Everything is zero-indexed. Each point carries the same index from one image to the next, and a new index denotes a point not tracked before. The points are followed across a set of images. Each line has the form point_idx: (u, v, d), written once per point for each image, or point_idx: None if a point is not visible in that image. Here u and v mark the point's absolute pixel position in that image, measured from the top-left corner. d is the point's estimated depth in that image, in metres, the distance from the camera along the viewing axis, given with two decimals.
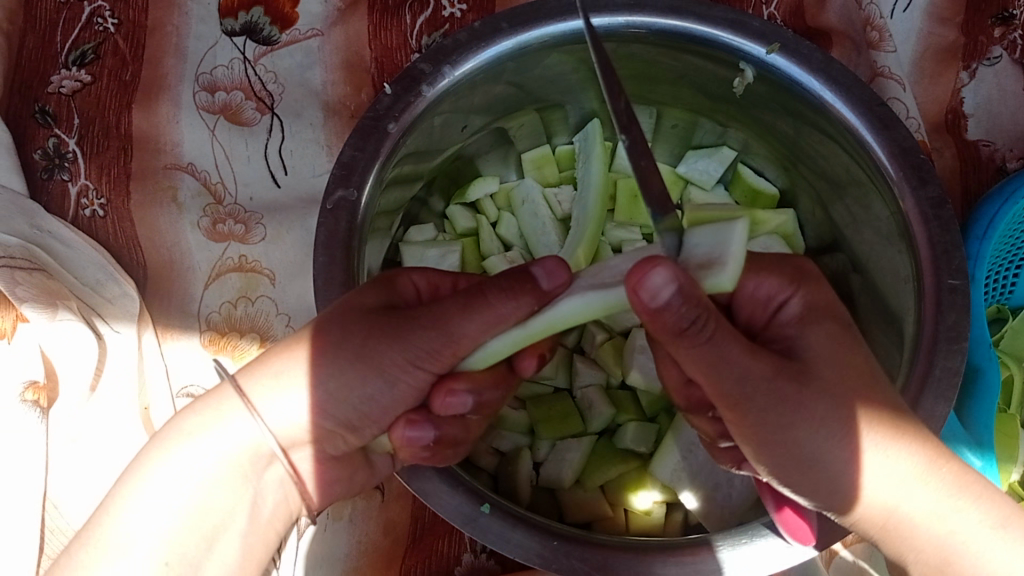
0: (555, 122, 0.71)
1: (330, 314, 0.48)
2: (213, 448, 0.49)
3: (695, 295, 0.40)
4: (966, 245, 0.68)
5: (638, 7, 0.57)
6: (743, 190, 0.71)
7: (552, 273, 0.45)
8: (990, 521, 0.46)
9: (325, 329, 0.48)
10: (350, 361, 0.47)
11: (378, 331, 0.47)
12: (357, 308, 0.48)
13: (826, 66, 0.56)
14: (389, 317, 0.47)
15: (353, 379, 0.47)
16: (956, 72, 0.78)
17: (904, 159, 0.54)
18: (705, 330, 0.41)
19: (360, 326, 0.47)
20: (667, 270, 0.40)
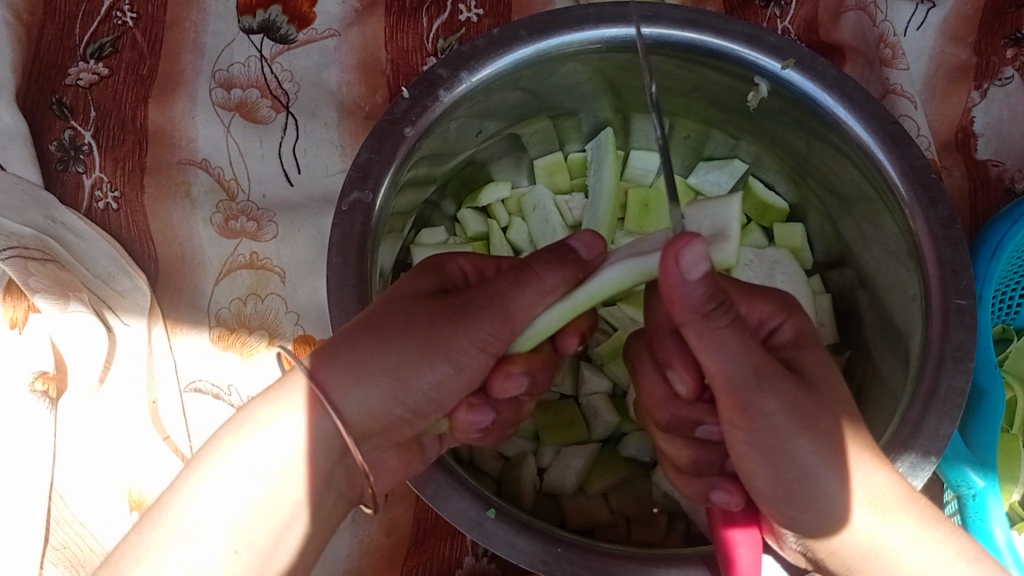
0: (568, 129, 0.72)
1: (378, 307, 0.49)
2: (283, 435, 0.47)
3: (717, 279, 0.42)
4: (974, 264, 0.69)
5: (655, 19, 0.57)
6: (753, 204, 0.72)
7: (590, 244, 0.50)
8: (963, 555, 0.48)
9: (379, 322, 0.48)
10: (419, 351, 0.47)
11: (441, 319, 0.48)
12: (408, 302, 0.49)
13: (840, 83, 0.57)
14: (445, 305, 0.48)
15: (412, 366, 0.48)
16: (967, 92, 0.78)
17: (916, 179, 0.54)
18: (725, 315, 0.43)
19: (421, 317, 0.48)
20: (701, 248, 0.41)
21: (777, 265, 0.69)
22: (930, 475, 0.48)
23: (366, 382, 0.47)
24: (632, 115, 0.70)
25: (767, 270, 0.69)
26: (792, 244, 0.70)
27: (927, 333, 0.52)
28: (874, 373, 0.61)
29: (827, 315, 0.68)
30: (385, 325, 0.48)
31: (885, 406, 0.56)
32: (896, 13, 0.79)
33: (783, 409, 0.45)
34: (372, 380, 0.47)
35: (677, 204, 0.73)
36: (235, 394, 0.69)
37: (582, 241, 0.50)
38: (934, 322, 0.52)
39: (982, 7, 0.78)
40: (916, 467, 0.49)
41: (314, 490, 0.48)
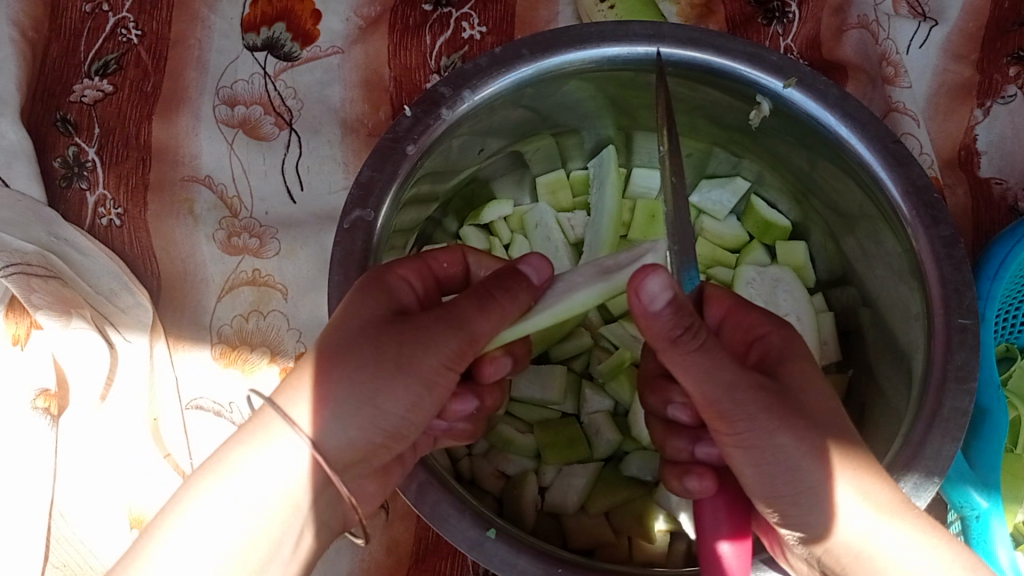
0: (570, 147, 0.72)
1: (329, 336, 0.48)
2: (267, 471, 0.45)
3: (687, 305, 0.45)
4: (977, 284, 0.68)
5: (658, 38, 0.58)
6: (755, 222, 0.71)
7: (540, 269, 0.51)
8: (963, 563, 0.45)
9: (337, 353, 0.46)
10: (391, 376, 0.46)
11: (403, 340, 0.47)
12: (358, 329, 0.47)
13: (841, 102, 0.57)
14: (404, 330, 0.47)
15: (372, 393, 0.46)
16: (970, 110, 0.78)
17: (918, 198, 0.54)
18: (696, 338, 0.45)
19: (376, 342, 0.47)
20: (665, 277, 0.44)
21: (778, 283, 0.69)
22: (935, 496, 0.48)
23: (341, 407, 0.46)
24: (635, 133, 0.70)
25: (769, 288, 0.69)
26: (795, 262, 0.70)
27: (930, 352, 0.52)
28: (878, 393, 0.60)
29: (830, 333, 0.68)
30: (350, 354, 0.46)
31: (888, 427, 0.56)
32: (898, 32, 0.79)
33: None
34: (352, 410, 0.46)
35: (681, 223, 0.74)
36: (237, 411, 0.69)
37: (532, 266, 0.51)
38: (937, 341, 0.52)
39: (984, 26, 0.78)
40: (919, 488, 0.48)
41: (301, 526, 0.47)
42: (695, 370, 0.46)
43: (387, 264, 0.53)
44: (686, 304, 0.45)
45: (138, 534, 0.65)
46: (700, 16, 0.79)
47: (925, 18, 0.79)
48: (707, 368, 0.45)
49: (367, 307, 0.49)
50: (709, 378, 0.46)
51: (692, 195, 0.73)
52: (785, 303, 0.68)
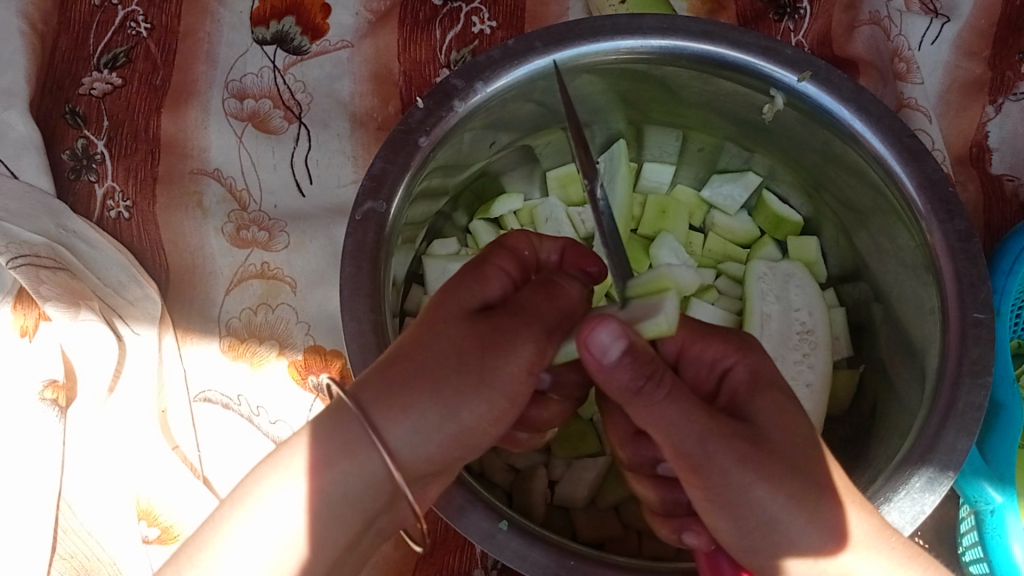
0: (581, 141, 0.71)
1: (412, 337, 0.45)
2: (267, 533, 0.43)
3: (645, 353, 0.43)
4: (991, 279, 0.68)
5: (671, 31, 0.57)
6: (766, 217, 0.71)
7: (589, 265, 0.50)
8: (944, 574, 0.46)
9: (417, 352, 0.44)
10: (475, 383, 0.44)
11: (487, 337, 0.45)
12: (443, 326, 0.46)
13: (856, 95, 0.56)
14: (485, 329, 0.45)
15: (453, 401, 0.44)
16: (982, 107, 0.78)
17: (933, 192, 0.54)
18: (660, 388, 0.44)
19: (458, 340, 0.45)
20: (614, 327, 0.43)
21: (790, 278, 0.69)
22: (949, 490, 0.48)
23: (423, 417, 0.43)
24: (646, 127, 0.70)
25: (781, 284, 0.69)
26: (806, 257, 0.70)
27: (944, 347, 0.51)
28: (889, 389, 0.60)
29: (841, 329, 0.68)
30: (434, 360, 0.44)
31: (901, 423, 0.55)
32: (910, 28, 0.79)
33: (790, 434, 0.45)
34: (432, 423, 0.44)
35: (691, 218, 0.73)
36: (245, 404, 0.68)
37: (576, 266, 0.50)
38: (952, 336, 0.51)
39: (996, 22, 0.78)
40: (933, 483, 0.48)
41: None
42: (659, 425, 0.44)
43: (483, 257, 0.51)
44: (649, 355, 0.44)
45: (146, 527, 0.64)
46: (711, 12, 0.79)
47: (936, 14, 0.79)
48: (673, 420, 0.44)
49: (456, 306, 0.47)
50: (675, 431, 0.44)
51: (702, 191, 0.73)
52: (796, 299, 0.68)
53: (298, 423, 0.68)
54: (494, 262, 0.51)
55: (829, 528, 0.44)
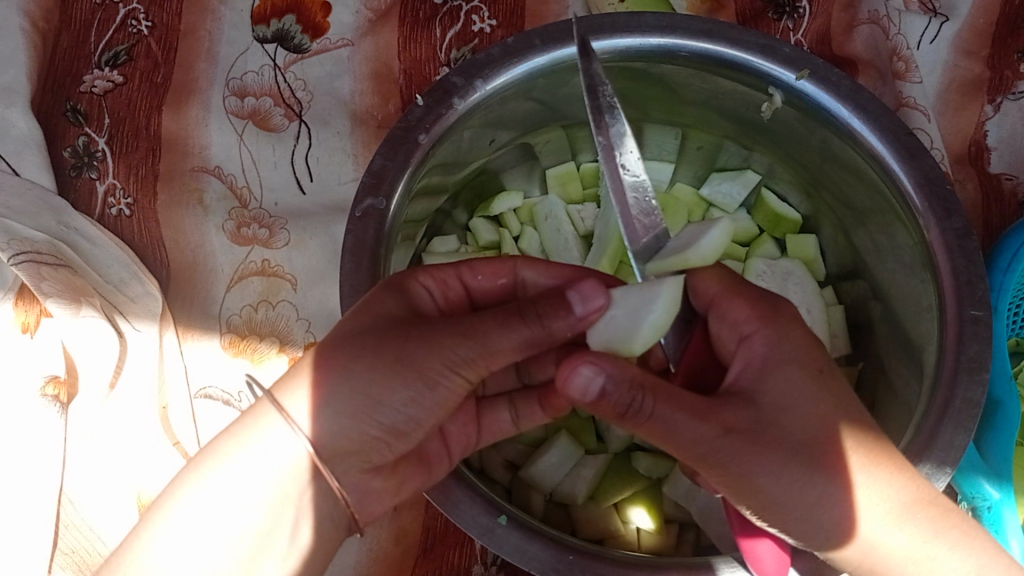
0: (580, 139, 0.71)
1: (345, 324, 0.47)
2: (266, 465, 0.45)
3: (626, 378, 0.44)
4: (989, 277, 0.68)
5: (670, 29, 0.58)
6: (765, 215, 0.71)
7: (586, 298, 0.48)
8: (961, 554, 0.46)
9: (357, 330, 0.46)
10: (391, 368, 0.45)
11: (413, 329, 0.46)
12: (385, 314, 0.48)
13: (854, 94, 0.57)
14: (420, 323, 0.47)
15: (367, 385, 0.45)
16: (980, 106, 0.79)
17: (930, 190, 0.54)
18: (643, 409, 0.44)
19: (391, 327, 0.47)
20: (590, 365, 0.45)
21: (789, 276, 0.69)
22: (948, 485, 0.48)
23: (333, 395, 0.45)
24: (646, 125, 0.70)
25: (780, 281, 0.69)
26: (806, 255, 0.70)
27: (942, 344, 0.52)
28: (887, 386, 0.60)
29: (839, 326, 0.68)
30: (355, 341, 0.46)
31: (899, 420, 0.55)
32: (909, 27, 0.80)
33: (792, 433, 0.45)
34: (343, 399, 0.45)
35: (690, 217, 0.73)
36: (246, 399, 0.68)
37: (580, 293, 0.49)
38: (949, 332, 0.52)
39: (995, 22, 0.78)
40: (931, 478, 0.48)
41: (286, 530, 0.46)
42: (664, 438, 0.44)
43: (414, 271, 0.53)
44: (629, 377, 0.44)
45: None
46: (710, 11, 0.79)
47: (935, 14, 0.79)
48: (671, 432, 0.44)
49: (405, 301, 0.49)
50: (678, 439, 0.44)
51: (702, 188, 0.73)
52: (795, 296, 0.68)
53: None
54: (419, 280, 0.52)
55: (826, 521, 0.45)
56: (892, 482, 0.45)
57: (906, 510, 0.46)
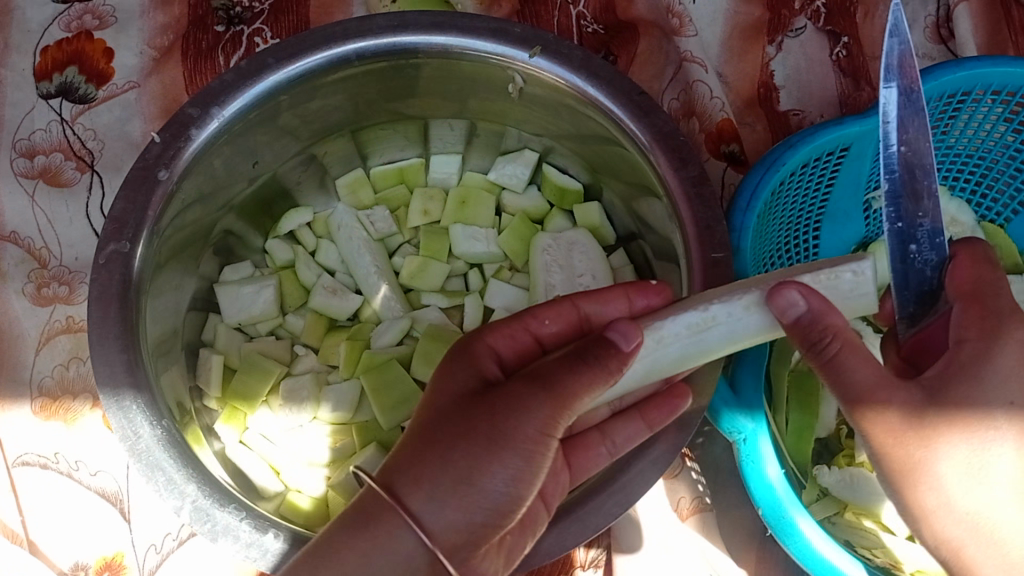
0: (369, 142, 0.70)
1: (498, 411, 0.42)
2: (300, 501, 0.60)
3: (821, 321, 0.44)
4: (730, 220, 0.56)
5: (402, 27, 0.57)
6: (550, 190, 0.70)
7: (628, 333, 0.43)
8: None
9: (411, 460, 0.41)
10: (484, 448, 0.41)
11: (501, 444, 0.41)
12: (516, 445, 0.41)
13: (586, 63, 0.56)
14: (536, 390, 0.41)
15: (535, 433, 0.41)
16: (763, 47, 0.80)
17: (666, 143, 0.55)
18: (831, 347, 0.44)
19: (479, 435, 0.41)
20: (798, 288, 0.45)
21: (574, 246, 0.66)
22: None
23: (504, 464, 0.41)
24: (430, 122, 0.69)
25: (565, 253, 0.66)
26: (591, 223, 0.68)
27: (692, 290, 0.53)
28: None
29: None
30: (503, 423, 0.41)
31: None
32: None
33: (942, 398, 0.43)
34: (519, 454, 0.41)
35: None
36: (63, 461, 0.68)
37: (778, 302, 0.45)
38: (695, 277, 0.53)
39: None
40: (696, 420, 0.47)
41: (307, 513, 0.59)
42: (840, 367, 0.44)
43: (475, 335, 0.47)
44: (831, 323, 0.44)
45: None
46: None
47: None
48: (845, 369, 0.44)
49: (480, 431, 0.41)
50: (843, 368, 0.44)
51: (489, 173, 0.71)
52: (580, 265, 0.65)
53: (120, 472, 0.68)
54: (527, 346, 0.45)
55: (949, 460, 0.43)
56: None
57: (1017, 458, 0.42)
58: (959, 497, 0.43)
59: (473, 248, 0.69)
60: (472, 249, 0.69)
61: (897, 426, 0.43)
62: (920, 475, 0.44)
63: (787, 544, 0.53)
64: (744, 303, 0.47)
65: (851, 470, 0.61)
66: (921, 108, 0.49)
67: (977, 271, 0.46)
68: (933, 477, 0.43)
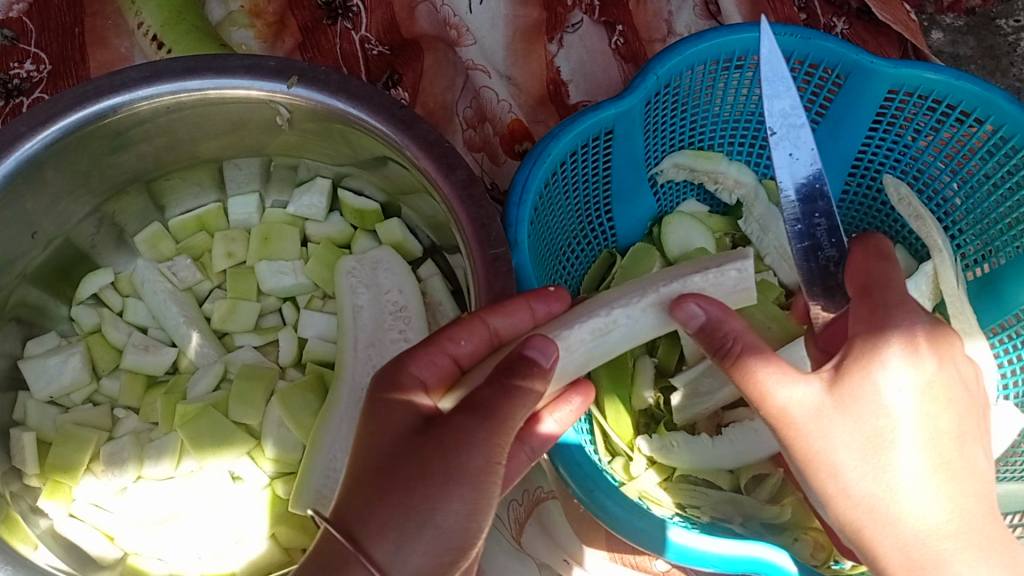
0: (165, 192, 0.70)
1: (435, 448, 0.40)
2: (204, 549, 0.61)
3: (716, 331, 0.48)
4: (507, 214, 0.58)
5: (155, 77, 0.57)
6: (349, 213, 0.70)
7: (545, 351, 0.44)
8: (948, 515, 0.45)
9: (365, 505, 0.40)
10: (442, 483, 0.40)
11: (461, 481, 0.40)
12: (465, 480, 0.40)
13: (343, 84, 0.57)
14: (481, 425, 0.40)
15: (491, 453, 0.40)
16: (544, 45, 0.81)
17: (433, 152, 0.56)
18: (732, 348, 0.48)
19: (434, 476, 0.40)
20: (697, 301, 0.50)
21: (378, 264, 0.67)
22: (951, 402, 0.46)
23: (463, 497, 0.40)
24: (224, 164, 0.70)
25: (370, 272, 0.67)
26: (395, 239, 0.69)
27: (475, 289, 0.53)
28: None
29: (444, 294, 0.67)
30: (440, 462, 0.40)
31: None
32: None
33: (848, 378, 0.46)
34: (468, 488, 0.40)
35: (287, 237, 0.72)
36: None
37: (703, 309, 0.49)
38: (477, 276, 0.53)
39: None
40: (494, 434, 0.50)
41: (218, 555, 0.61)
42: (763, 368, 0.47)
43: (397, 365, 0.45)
44: (729, 327, 0.48)
45: None
46: (276, 33, 0.81)
47: None
48: (762, 369, 0.47)
49: (437, 471, 0.40)
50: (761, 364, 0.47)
51: (287, 207, 0.71)
52: (385, 282, 0.66)
53: None
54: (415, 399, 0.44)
55: (857, 440, 0.46)
56: (923, 402, 0.45)
57: (912, 439, 0.45)
58: (857, 481, 0.46)
59: (279, 281, 0.69)
60: (279, 281, 0.69)
61: (790, 413, 0.47)
62: (825, 461, 0.46)
63: (592, 505, 0.56)
64: (636, 307, 0.54)
65: (670, 437, 0.65)
66: (799, 123, 0.54)
67: (866, 265, 0.49)
68: (837, 462, 0.46)
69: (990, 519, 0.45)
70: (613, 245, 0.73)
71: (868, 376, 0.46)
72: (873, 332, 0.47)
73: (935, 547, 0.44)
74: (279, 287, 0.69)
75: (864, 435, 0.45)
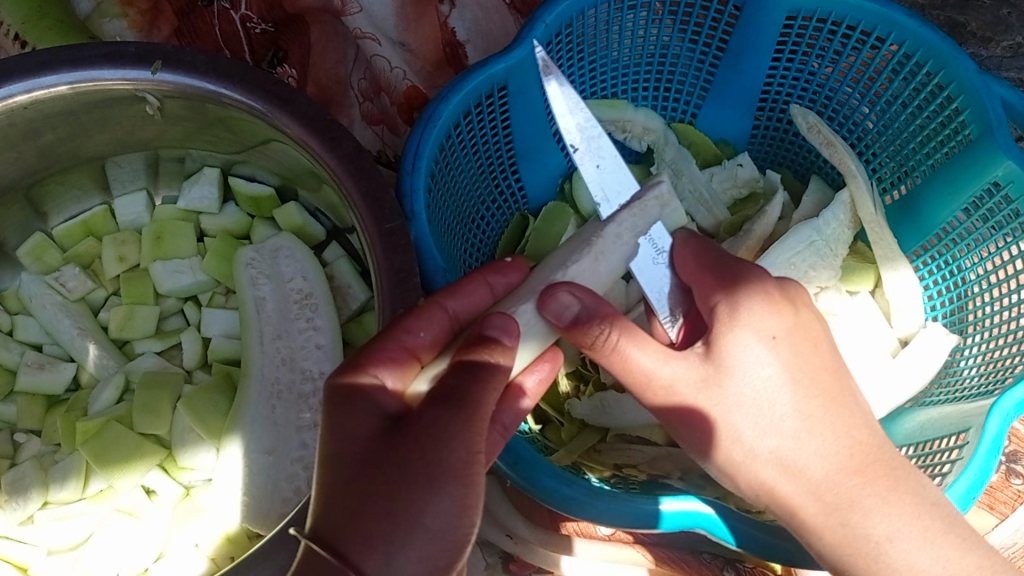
0: (46, 199, 0.66)
1: (413, 445, 0.37)
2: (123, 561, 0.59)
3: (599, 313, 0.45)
4: (401, 183, 0.55)
5: (5, 76, 0.53)
6: (244, 202, 0.66)
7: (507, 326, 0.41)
8: (842, 453, 0.46)
9: (343, 522, 0.36)
10: (423, 486, 0.36)
11: (442, 479, 0.36)
12: (451, 475, 0.36)
13: (212, 64, 0.54)
14: (457, 415, 0.37)
15: (469, 445, 0.37)
16: (435, 8, 0.77)
17: (315, 126, 0.52)
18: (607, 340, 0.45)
19: (414, 479, 0.36)
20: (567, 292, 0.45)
21: (278, 252, 0.63)
22: (813, 341, 0.48)
23: (447, 495, 0.36)
24: (106, 161, 0.66)
25: (270, 261, 0.63)
26: (294, 224, 0.65)
27: (372, 266, 0.49)
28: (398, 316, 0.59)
29: (353, 277, 0.64)
30: (419, 456, 0.36)
31: None
32: None
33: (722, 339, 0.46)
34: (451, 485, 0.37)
35: None
36: None
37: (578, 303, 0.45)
38: (373, 252, 0.49)
39: None
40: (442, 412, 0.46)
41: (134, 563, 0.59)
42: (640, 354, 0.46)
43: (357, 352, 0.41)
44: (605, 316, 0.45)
45: None
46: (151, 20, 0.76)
47: None
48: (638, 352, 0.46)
49: (417, 476, 0.36)
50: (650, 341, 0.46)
51: (178, 202, 0.67)
52: (286, 270, 0.62)
53: None
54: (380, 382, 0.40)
55: (745, 408, 0.47)
56: (792, 353, 0.47)
57: (787, 392, 0.46)
58: (758, 442, 0.47)
59: (177, 280, 0.65)
60: (177, 280, 0.65)
61: (677, 393, 0.47)
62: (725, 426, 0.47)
63: (532, 487, 0.54)
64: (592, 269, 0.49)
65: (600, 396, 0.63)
66: (596, 134, 0.51)
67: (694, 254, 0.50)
68: (734, 425, 0.47)
69: (880, 443, 0.48)
70: (523, 207, 0.71)
71: (737, 333, 0.46)
72: (740, 281, 0.48)
73: (844, 484, 0.46)
74: (177, 288, 0.65)
75: (750, 396, 0.46)
